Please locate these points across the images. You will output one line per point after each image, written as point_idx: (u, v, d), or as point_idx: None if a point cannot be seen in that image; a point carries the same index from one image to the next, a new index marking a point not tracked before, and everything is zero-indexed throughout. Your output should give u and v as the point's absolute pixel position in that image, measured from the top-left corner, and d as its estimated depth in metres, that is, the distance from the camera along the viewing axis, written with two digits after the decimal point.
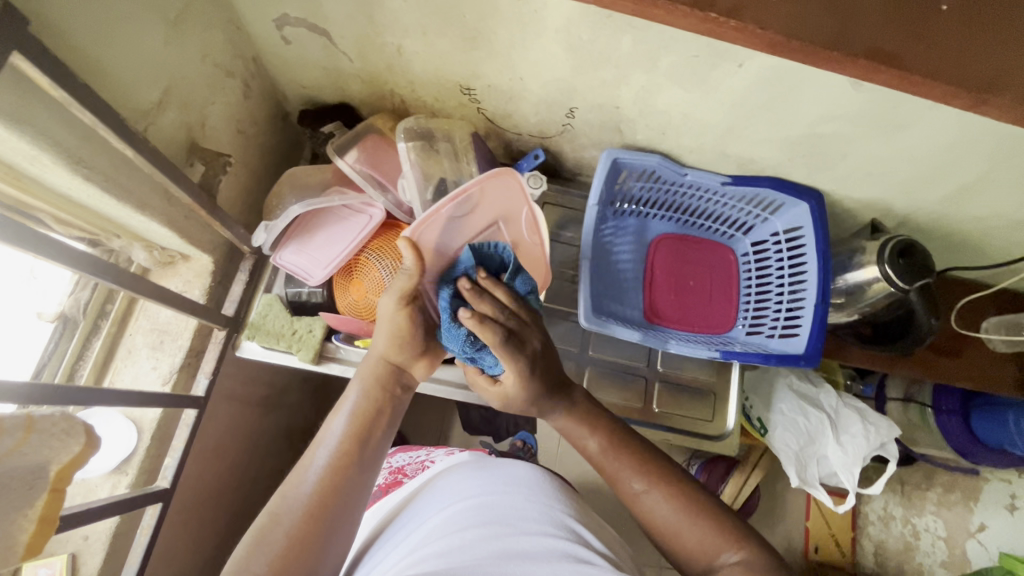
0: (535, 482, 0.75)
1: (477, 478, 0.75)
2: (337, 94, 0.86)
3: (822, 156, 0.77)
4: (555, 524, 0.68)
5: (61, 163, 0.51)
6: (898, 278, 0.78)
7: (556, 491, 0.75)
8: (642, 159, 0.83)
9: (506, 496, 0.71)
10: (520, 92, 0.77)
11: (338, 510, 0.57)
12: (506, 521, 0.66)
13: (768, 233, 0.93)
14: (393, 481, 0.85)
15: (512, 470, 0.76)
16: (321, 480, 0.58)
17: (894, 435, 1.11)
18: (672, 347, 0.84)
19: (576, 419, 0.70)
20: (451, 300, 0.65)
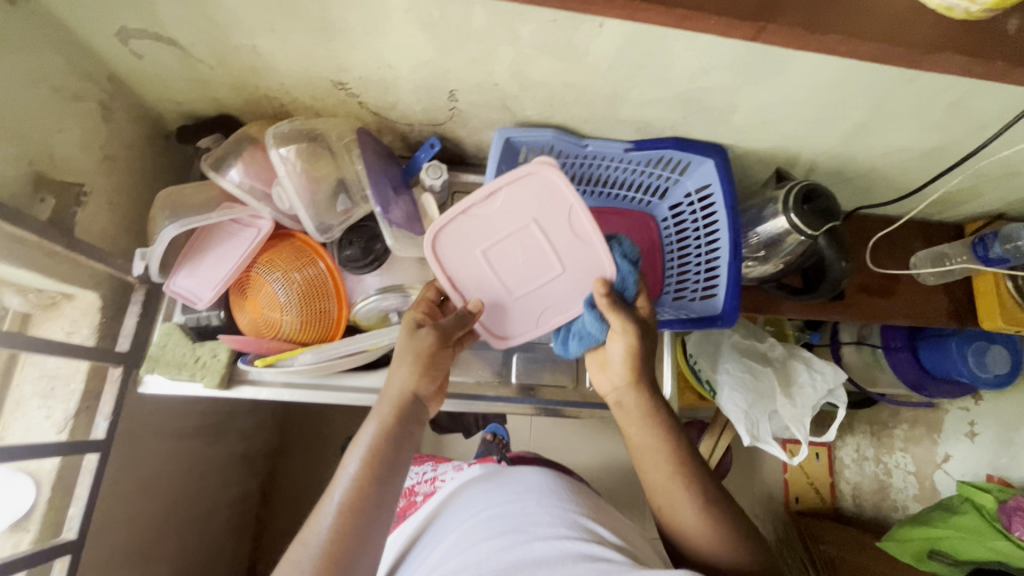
0: (548, 487, 0.73)
1: (496, 490, 0.73)
2: (214, 106, 0.81)
3: (712, 110, 0.75)
4: (568, 523, 0.65)
5: None
6: (804, 224, 0.76)
7: (571, 495, 0.72)
8: (536, 135, 0.80)
9: (518, 504, 0.68)
10: (395, 80, 0.73)
11: (358, 552, 0.54)
12: (517, 528, 0.64)
13: (682, 195, 0.91)
14: (409, 503, 0.89)
15: (525, 479, 0.75)
16: (336, 522, 0.55)
17: (841, 379, 1.11)
18: None
19: (647, 428, 0.69)
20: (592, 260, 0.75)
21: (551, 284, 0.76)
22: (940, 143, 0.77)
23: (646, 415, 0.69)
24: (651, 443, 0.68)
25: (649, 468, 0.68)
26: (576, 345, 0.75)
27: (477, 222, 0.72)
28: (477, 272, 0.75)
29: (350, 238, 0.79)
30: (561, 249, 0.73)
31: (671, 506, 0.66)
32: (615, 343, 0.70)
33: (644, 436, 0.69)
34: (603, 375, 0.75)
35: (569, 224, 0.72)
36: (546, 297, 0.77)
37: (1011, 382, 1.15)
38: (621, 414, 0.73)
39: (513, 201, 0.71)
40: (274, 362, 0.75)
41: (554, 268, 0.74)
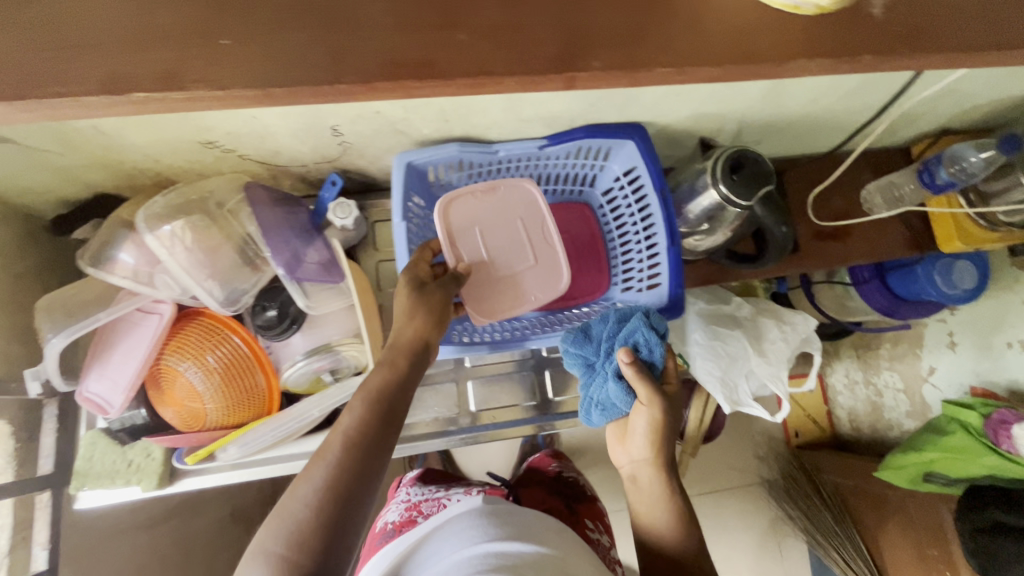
0: (535, 529, 0.73)
1: (488, 520, 0.73)
2: (85, 189, 0.74)
3: (618, 93, 0.69)
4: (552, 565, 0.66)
5: None
6: (733, 194, 0.71)
7: (558, 539, 0.74)
8: (438, 152, 0.74)
9: (507, 541, 0.69)
10: (267, 128, 0.66)
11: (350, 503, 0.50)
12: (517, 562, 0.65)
13: (611, 179, 0.86)
14: (407, 519, 0.83)
15: (522, 517, 0.76)
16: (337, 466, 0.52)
17: (812, 326, 1.09)
18: (530, 342, 0.84)
19: (662, 510, 0.70)
20: (615, 324, 0.78)
21: (524, 275, 0.81)
22: (865, 79, 0.72)
23: (663, 491, 0.71)
24: (660, 523, 0.70)
25: (649, 521, 0.71)
26: (599, 414, 0.79)
27: (479, 208, 0.80)
28: (464, 250, 0.79)
29: (264, 303, 0.73)
30: (535, 248, 0.82)
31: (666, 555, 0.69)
32: (640, 414, 0.72)
33: (660, 517, 0.70)
34: (620, 447, 0.77)
35: (546, 228, 0.81)
36: (517, 286, 0.81)
37: (981, 293, 1.14)
38: (631, 488, 0.74)
39: (508, 199, 0.81)
40: (203, 455, 0.71)
41: (529, 260, 0.81)
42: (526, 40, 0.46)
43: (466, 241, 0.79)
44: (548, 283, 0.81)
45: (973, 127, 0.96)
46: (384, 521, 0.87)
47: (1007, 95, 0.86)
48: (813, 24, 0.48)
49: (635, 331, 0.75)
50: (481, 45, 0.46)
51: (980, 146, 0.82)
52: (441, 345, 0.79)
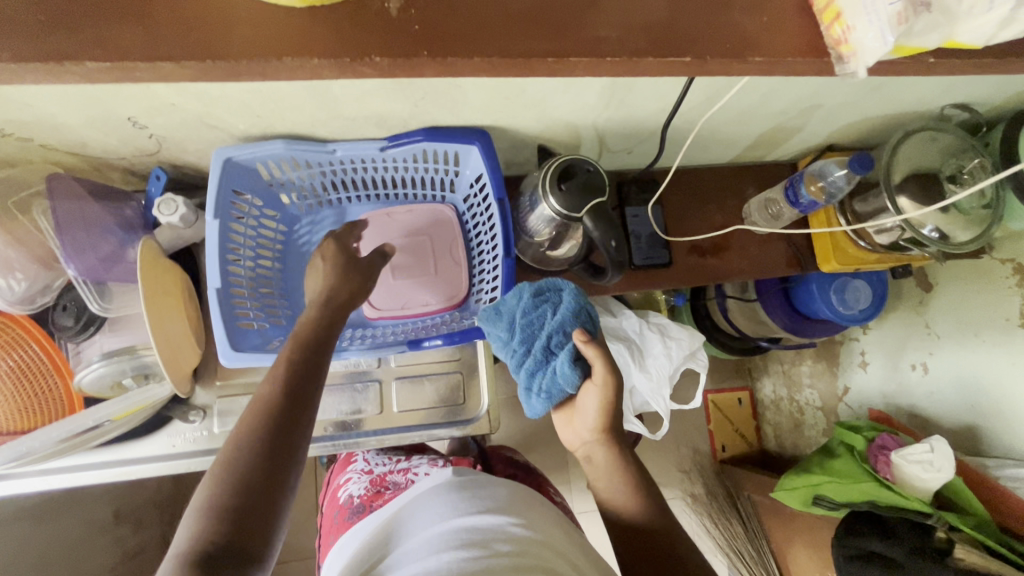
0: (515, 502, 0.71)
1: (459, 499, 0.71)
2: None
3: (440, 94, 0.65)
4: (532, 540, 0.64)
5: None
6: (562, 207, 0.68)
7: (530, 506, 0.72)
8: (262, 149, 0.71)
9: (481, 515, 0.67)
10: (54, 117, 0.62)
11: (287, 427, 0.51)
12: (483, 541, 0.62)
13: (467, 185, 0.83)
14: (375, 494, 0.84)
15: (497, 491, 0.73)
16: (262, 405, 0.51)
17: (697, 343, 1.06)
18: (346, 354, 0.77)
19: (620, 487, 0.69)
20: (539, 298, 0.70)
21: (422, 284, 0.86)
22: (707, 89, 0.69)
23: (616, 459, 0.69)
24: (622, 498, 0.69)
25: (608, 493, 0.69)
26: (540, 403, 0.70)
27: (395, 225, 0.86)
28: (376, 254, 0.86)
29: (64, 302, 0.69)
30: (441, 263, 0.87)
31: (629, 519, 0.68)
32: (591, 393, 0.66)
33: (618, 491, 0.69)
34: (569, 429, 0.72)
35: (452, 246, 0.87)
36: (415, 293, 0.86)
37: (877, 313, 1.11)
38: (589, 467, 0.71)
39: (423, 217, 0.87)
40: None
41: (431, 272, 0.86)
42: (209, 24, 0.42)
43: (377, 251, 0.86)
44: (442, 297, 0.86)
45: (853, 143, 0.93)
46: (348, 493, 0.86)
47: (876, 112, 0.83)
48: (562, 26, 0.45)
49: (567, 304, 0.68)
50: (152, 30, 0.41)
51: (840, 163, 0.80)
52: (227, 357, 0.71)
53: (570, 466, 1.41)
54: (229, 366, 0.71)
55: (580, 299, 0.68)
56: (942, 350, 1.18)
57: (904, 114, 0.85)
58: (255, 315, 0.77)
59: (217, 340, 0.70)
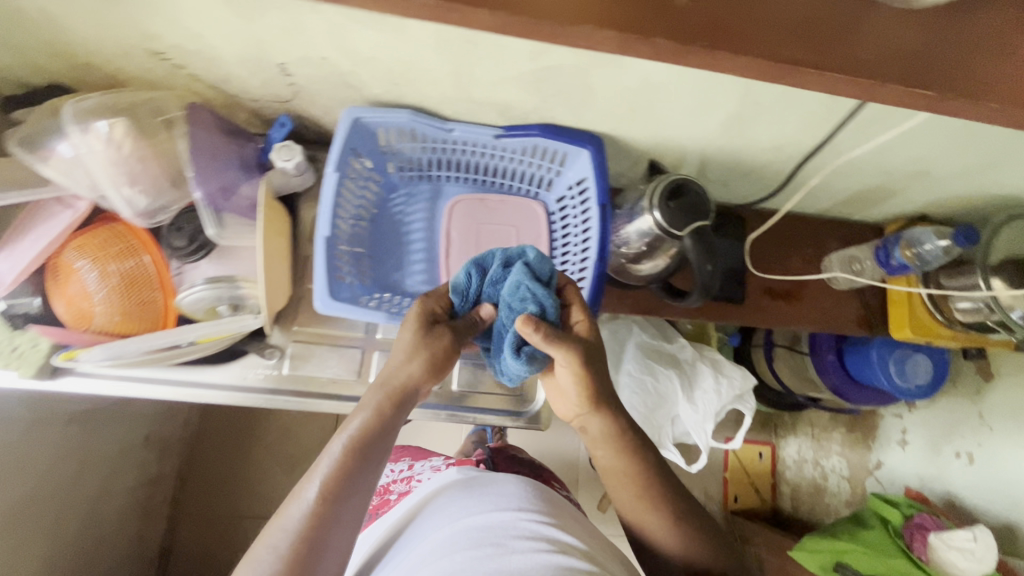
0: (526, 497, 0.71)
1: (468, 498, 0.71)
2: (38, 73, 0.74)
3: (571, 92, 0.68)
4: (546, 531, 0.65)
5: None
6: (667, 223, 0.70)
7: (544, 503, 0.72)
8: (389, 116, 0.74)
9: (492, 514, 0.67)
10: (214, 50, 0.66)
11: (328, 542, 0.54)
12: (496, 541, 0.62)
13: (565, 186, 0.85)
14: (382, 502, 0.86)
15: (502, 485, 0.73)
16: (310, 515, 0.54)
17: (749, 385, 1.06)
18: None
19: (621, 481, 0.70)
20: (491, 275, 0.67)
21: None
22: (827, 135, 0.70)
23: (615, 442, 0.69)
24: (622, 495, 0.70)
25: (615, 489, 0.71)
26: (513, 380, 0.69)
27: (487, 211, 0.89)
28: (465, 236, 0.88)
29: (180, 224, 0.73)
30: None
31: (638, 519, 0.69)
32: (564, 371, 0.65)
33: (625, 498, 0.70)
34: (562, 400, 0.72)
35: (539, 241, 0.88)
36: None
37: (935, 392, 1.09)
38: (588, 439, 0.71)
39: (514, 209, 0.89)
40: (72, 358, 0.69)
41: None
42: None
43: (464, 232, 0.88)
44: None
45: (949, 217, 0.92)
46: None
47: (983, 189, 0.83)
48: None
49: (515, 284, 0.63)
50: None
51: (939, 233, 0.79)
52: (323, 300, 0.74)
53: (585, 480, 1.41)
54: (321, 310, 0.74)
55: (530, 275, 0.63)
56: (993, 444, 1.15)
57: (1011, 197, 0.84)
58: (348, 271, 0.80)
59: (317, 285, 0.74)
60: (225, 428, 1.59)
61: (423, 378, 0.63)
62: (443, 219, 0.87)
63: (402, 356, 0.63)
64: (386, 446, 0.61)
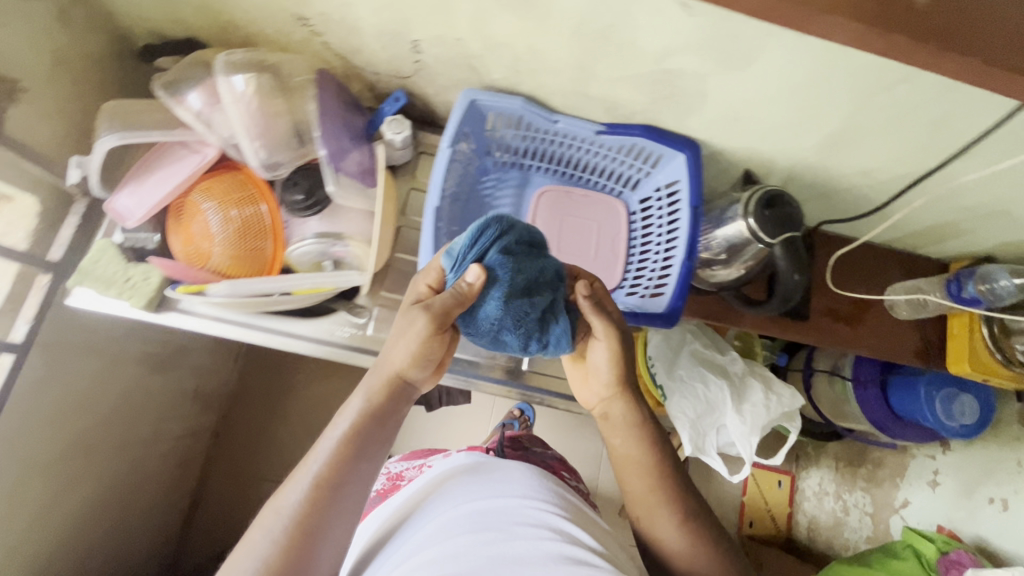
0: (530, 485, 0.74)
1: (473, 483, 0.73)
2: (180, 27, 0.79)
3: (683, 96, 0.71)
4: (549, 519, 0.69)
5: None
6: (762, 231, 0.72)
7: (550, 490, 0.75)
8: (503, 101, 0.78)
9: (497, 502, 0.70)
10: (356, 22, 0.71)
11: (322, 529, 0.57)
12: (501, 527, 0.66)
13: (652, 188, 0.88)
14: (392, 486, 0.85)
15: (506, 473, 0.76)
16: (306, 501, 0.57)
17: (795, 405, 1.08)
18: None
19: (639, 468, 0.72)
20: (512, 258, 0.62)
21: (582, 264, 0.90)
22: (921, 164, 0.73)
23: (635, 428, 0.72)
24: (636, 482, 0.72)
25: (629, 476, 0.72)
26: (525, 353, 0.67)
27: (572, 205, 0.93)
28: (549, 227, 0.91)
29: (297, 178, 0.77)
30: (601, 251, 0.91)
31: (650, 509, 0.71)
32: (599, 348, 0.69)
33: (637, 487, 0.72)
34: (585, 388, 0.75)
35: (618, 239, 0.92)
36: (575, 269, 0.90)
37: (980, 433, 1.10)
38: (606, 425, 0.74)
39: (597, 206, 0.93)
40: (193, 290, 0.72)
41: (591, 254, 0.91)
42: None
43: (548, 223, 0.91)
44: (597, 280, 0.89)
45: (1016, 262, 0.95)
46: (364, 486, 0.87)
47: None
48: None
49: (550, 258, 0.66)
50: None
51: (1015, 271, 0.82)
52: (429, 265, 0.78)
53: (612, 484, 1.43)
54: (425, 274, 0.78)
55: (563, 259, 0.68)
56: None
57: None
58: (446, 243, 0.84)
59: (425, 249, 0.77)
60: (259, 393, 1.61)
61: (411, 365, 0.63)
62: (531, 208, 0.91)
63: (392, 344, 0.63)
64: (383, 431, 0.63)
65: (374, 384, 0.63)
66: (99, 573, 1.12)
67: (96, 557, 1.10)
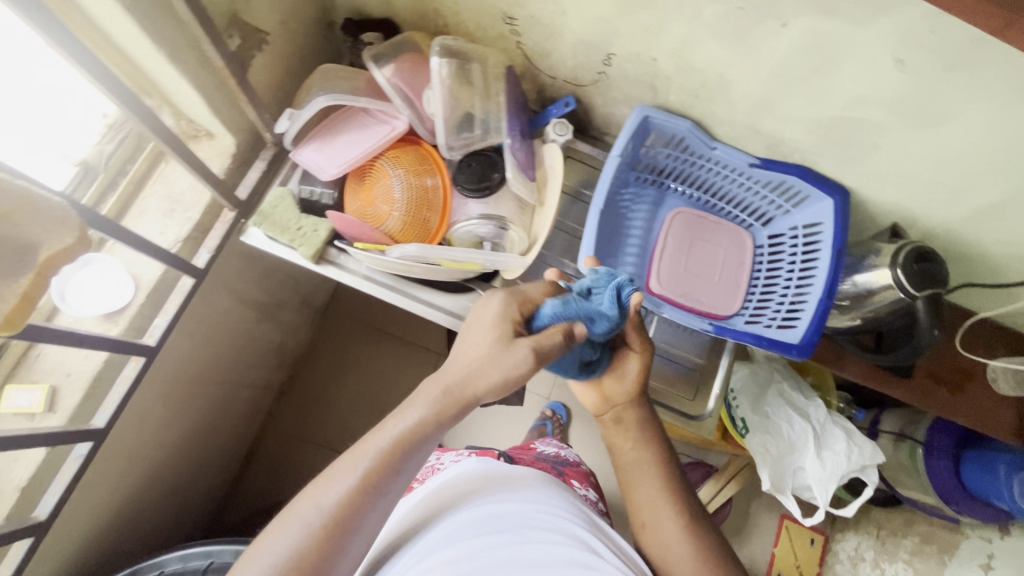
0: (548, 496, 0.68)
1: (486, 487, 0.67)
2: (384, 8, 0.86)
3: (852, 145, 0.75)
4: (568, 526, 0.64)
5: (129, 15, 0.55)
6: (908, 283, 0.76)
7: (569, 505, 0.69)
8: (673, 122, 0.83)
9: (510, 505, 0.64)
10: (561, 30, 0.76)
11: (359, 531, 0.56)
12: (512, 532, 0.60)
13: (787, 226, 0.92)
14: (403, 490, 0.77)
15: (524, 477, 0.71)
16: (348, 501, 0.55)
17: (877, 460, 1.08)
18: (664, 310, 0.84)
19: (645, 465, 0.73)
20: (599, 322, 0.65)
21: (707, 286, 0.93)
22: None
23: (643, 432, 0.75)
24: (641, 483, 0.73)
25: (636, 483, 0.74)
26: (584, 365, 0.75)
27: (703, 227, 0.96)
28: (678, 245, 0.94)
29: (470, 162, 0.83)
30: (725, 275, 0.94)
31: (655, 512, 0.71)
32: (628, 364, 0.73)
33: (646, 490, 0.72)
34: (594, 394, 0.75)
35: (743, 267, 0.94)
36: (698, 290, 0.92)
37: None
38: (618, 431, 0.75)
39: (726, 233, 0.95)
40: (372, 249, 0.77)
41: (715, 276, 0.93)
42: None
43: (678, 241, 0.94)
44: (720, 304, 0.92)
45: None
46: None
47: None
48: None
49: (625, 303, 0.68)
50: None
51: None
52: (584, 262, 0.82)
53: None
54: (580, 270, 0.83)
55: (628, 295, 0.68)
56: None
57: None
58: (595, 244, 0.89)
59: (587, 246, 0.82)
60: None
61: (489, 388, 0.60)
62: (666, 223, 0.94)
63: (470, 368, 0.60)
64: (432, 443, 0.61)
65: (445, 403, 0.60)
66: (177, 501, 1.16)
67: (180, 485, 1.14)
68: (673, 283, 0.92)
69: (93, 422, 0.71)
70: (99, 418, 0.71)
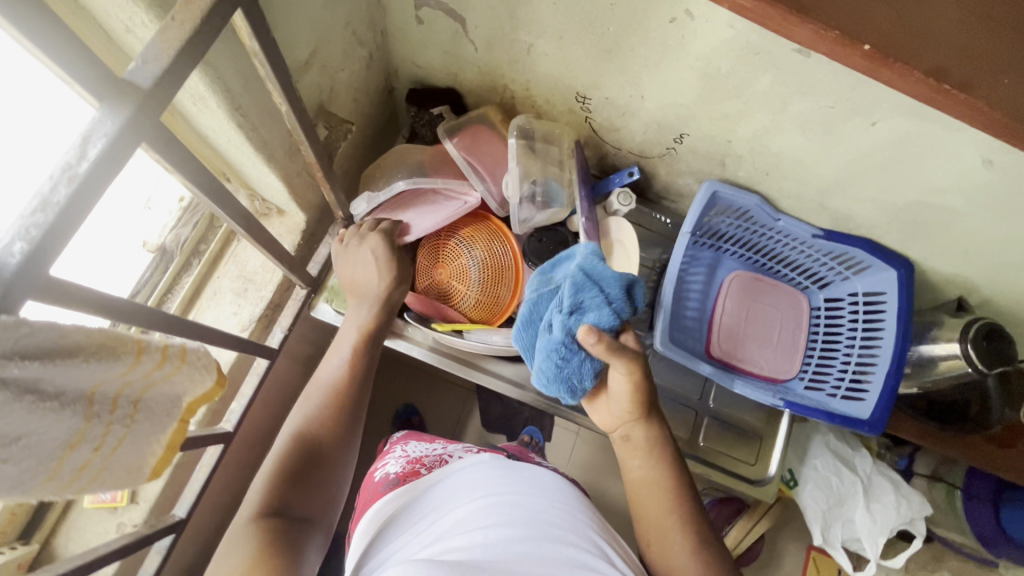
0: (558, 488, 0.61)
1: (493, 477, 0.60)
2: (449, 80, 0.85)
3: (923, 226, 0.76)
4: (582, 528, 0.55)
5: (238, 129, 0.55)
6: (979, 360, 0.77)
7: (584, 506, 0.61)
8: (741, 197, 0.84)
9: (519, 494, 0.57)
10: (635, 111, 0.77)
11: (330, 451, 0.58)
12: (523, 519, 0.53)
13: (845, 292, 0.92)
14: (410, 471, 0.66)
15: (531, 471, 0.63)
16: (313, 418, 0.60)
17: (924, 511, 1.10)
18: (739, 387, 0.84)
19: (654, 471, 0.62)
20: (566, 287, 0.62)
21: (767, 351, 0.93)
22: None
23: (655, 447, 0.63)
24: (648, 496, 0.62)
25: (642, 501, 0.63)
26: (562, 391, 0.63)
27: (760, 290, 0.96)
28: (738, 310, 0.95)
29: (541, 237, 0.83)
30: (784, 339, 0.94)
31: (665, 533, 0.60)
32: (617, 379, 0.61)
33: (652, 507, 0.61)
34: (601, 407, 0.66)
35: (800, 329, 0.95)
36: (758, 355, 0.93)
37: None
38: (623, 447, 0.64)
39: (784, 296, 0.97)
40: (448, 329, 0.78)
41: (773, 341, 0.94)
42: None
43: (736, 306, 0.95)
44: (781, 370, 0.93)
45: None
46: (386, 471, 0.69)
47: None
48: None
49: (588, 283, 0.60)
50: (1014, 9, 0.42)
51: None
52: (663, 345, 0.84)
53: None
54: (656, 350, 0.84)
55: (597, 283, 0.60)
56: None
57: None
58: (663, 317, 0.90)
59: (662, 329, 0.83)
60: None
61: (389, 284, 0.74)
62: (724, 288, 0.95)
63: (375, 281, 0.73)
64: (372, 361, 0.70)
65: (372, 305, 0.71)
66: None
67: None
68: (736, 351, 0.93)
69: (175, 513, 0.70)
70: (180, 507, 0.70)
